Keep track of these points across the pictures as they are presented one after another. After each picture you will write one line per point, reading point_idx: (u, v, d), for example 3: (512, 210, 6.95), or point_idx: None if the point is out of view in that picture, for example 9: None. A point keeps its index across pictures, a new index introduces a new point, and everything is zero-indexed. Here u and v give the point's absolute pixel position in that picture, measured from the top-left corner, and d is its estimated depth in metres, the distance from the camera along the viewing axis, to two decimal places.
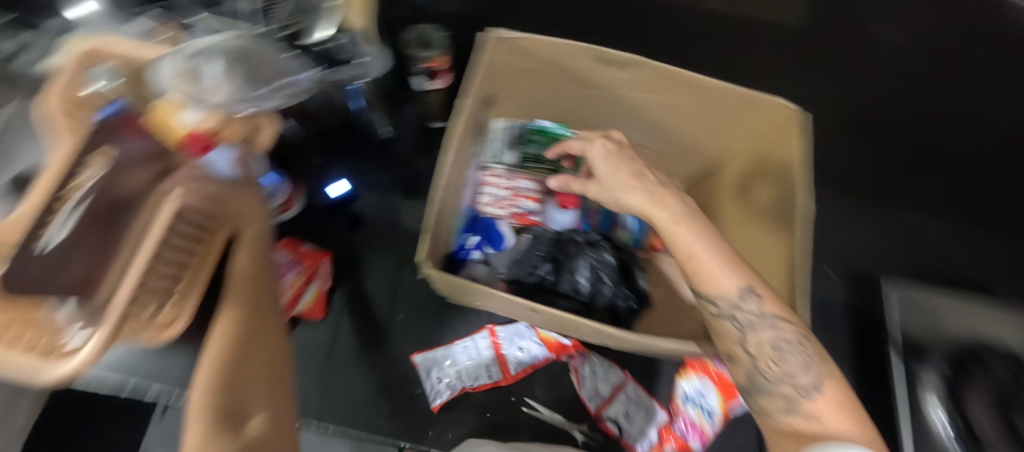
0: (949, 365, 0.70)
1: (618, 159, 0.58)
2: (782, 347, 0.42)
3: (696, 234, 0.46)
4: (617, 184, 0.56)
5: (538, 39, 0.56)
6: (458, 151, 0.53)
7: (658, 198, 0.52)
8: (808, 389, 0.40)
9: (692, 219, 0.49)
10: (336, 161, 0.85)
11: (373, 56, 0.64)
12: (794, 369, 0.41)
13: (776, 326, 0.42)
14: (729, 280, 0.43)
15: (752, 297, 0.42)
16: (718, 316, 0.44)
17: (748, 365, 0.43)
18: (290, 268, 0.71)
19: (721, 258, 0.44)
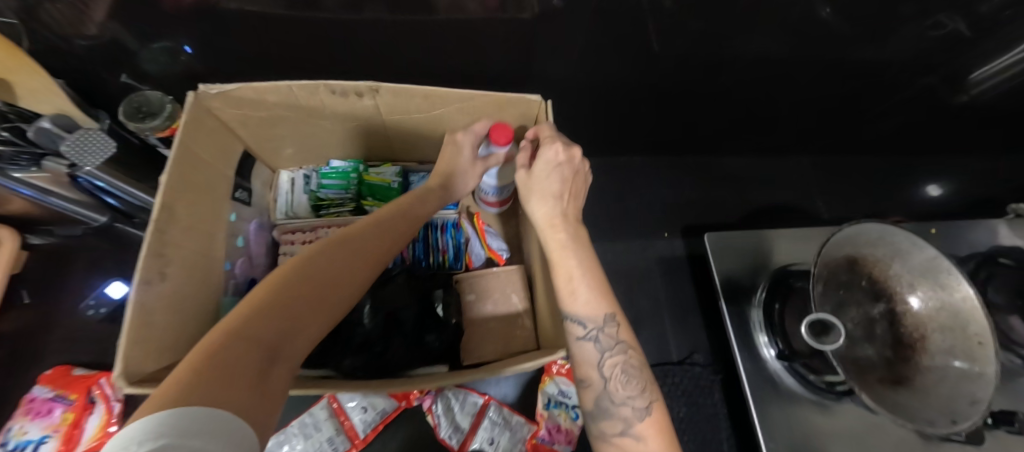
0: (767, 295, 0.73)
1: (561, 173, 0.50)
2: (629, 372, 0.41)
3: (578, 261, 0.46)
4: (541, 190, 0.50)
5: (253, 86, 0.51)
6: (177, 228, 0.47)
7: (555, 222, 0.49)
8: (643, 411, 0.39)
9: (582, 246, 0.47)
10: (124, 256, 0.75)
11: (78, 140, 0.56)
12: (631, 391, 0.40)
13: (625, 353, 0.42)
14: (594, 305, 0.43)
15: (613, 324, 0.43)
16: (582, 339, 0.43)
17: (599, 387, 0.41)
18: (56, 404, 0.59)
19: (591, 287, 0.44)
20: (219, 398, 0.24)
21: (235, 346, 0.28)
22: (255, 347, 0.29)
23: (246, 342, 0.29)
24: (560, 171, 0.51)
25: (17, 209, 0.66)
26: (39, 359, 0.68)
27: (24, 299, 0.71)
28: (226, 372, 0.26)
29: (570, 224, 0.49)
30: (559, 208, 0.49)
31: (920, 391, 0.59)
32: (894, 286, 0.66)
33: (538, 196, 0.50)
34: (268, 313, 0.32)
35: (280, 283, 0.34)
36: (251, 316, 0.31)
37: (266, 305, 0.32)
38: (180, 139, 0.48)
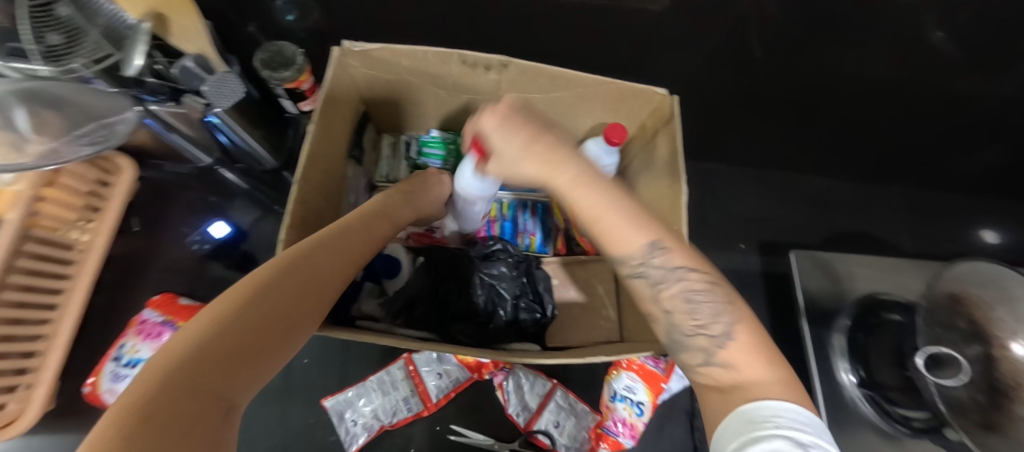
0: (852, 324, 0.74)
1: (517, 124, 0.42)
2: (698, 298, 0.33)
3: (601, 196, 0.36)
4: (528, 155, 0.40)
5: (393, 48, 0.52)
6: (315, 179, 0.49)
7: (554, 162, 0.39)
8: (725, 337, 0.31)
9: (595, 177, 0.37)
10: (223, 199, 0.79)
11: (218, 82, 0.58)
12: (704, 317, 0.32)
13: (685, 277, 0.33)
14: (629, 235, 0.35)
15: (660, 250, 0.34)
16: (630, 278, 0.36)
17: (665, 323, 0.35)
18: (165, 328, 0.63)
19: (618, 216, 0.35)
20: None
21: (176, 391, 0.21)
22: (208, 387, 0.22)
23: (194, 385, 0.22)
24: (507, 119, 0.42)
25: (139, 140, 0.69)
26: (141, 285, 0.72)
27: (132, 228, 0.75)
28: (168, 430, 0.18)
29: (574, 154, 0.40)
30: (541, 152, 0.40)
31: (1012, 440, 0.56)
32: (997, 330, 0.61)
33: (547, 163, 0.39)
34: (220, 344, 0.24)
35: (237, 315, 0.27)
36: (191, 355, 0.23)
37: (221, 340, 0.25)
38: (322, 92, 0.49)
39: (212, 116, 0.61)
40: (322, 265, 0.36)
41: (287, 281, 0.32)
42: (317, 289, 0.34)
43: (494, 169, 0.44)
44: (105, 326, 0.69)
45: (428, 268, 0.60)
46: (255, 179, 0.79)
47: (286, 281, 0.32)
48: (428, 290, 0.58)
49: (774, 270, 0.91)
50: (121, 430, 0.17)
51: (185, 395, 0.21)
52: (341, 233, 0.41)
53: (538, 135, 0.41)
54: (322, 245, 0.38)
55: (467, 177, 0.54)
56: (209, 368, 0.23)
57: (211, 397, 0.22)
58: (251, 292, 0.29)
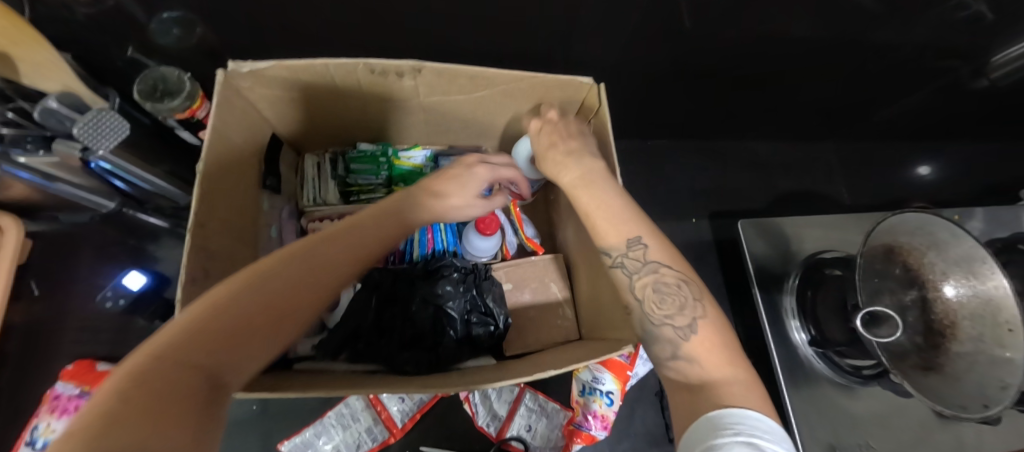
0: (800, 282, 0.76)
1: (547, 132, 0.51)
2: (663, 289, 0.38)
3: (603, 194, 0.42)
4: (539, 151, 0.50)
5: (288, 64, 0.46)
6: (214, 218, 0.43)
7: (560, 159, 0.47)
8: (688, 329, 0.35)
9: (600, 177, 0.44)
10: (139, 244, 0.72)
11: (91, 121, 0.50)
12: (670, 310, 0.37)
13: (657, 272, 0.38)
14: (620, 229, 0.40)
15: (639, 246, 0.39)
16: (612, 267, 0.40)
17: (638, 311, 0.39)
18: (82, 401, 0.57)
19: (616, 210, 0.41)
20: (159, 445, 0.19)
21: (203, 336, 0.26)
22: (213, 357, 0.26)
23: (215, 333, 0.26)
24: (541, 133, 0.51)
25: (20, 194, 0.61)
26: (53, 355, 0.65)
27: (32, 291, 0.68)
28: (173, 396, 0.22)
29: (585, 158, 0.47)
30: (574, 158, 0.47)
31: (950, 376, 0.58)
32: (929, 273, 0.63)
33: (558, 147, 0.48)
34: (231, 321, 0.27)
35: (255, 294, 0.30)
36: (206, 325, 0.26)
37: (243, 297, 0.29)
38: (208, 122, 0.44)
39: (93, 160, 0.53)
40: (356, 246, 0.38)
41: (309, 259, 0.34)
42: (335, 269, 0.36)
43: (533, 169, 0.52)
44: (17, 406, 0.62)
45: (366, 294, 0.55)
46: (173, 219, 0.72)
47: (304, 261, 0.34)
48: (370, 319, 0.54)
49: (726, 239, 0.93)
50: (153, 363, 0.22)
51: (191, 364, 0.24)
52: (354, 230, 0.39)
53: (559, 142, 0.49)
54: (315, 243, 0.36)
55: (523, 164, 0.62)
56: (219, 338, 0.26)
57: (211, 366, 0.25)
58: (271, 267, 0.32)
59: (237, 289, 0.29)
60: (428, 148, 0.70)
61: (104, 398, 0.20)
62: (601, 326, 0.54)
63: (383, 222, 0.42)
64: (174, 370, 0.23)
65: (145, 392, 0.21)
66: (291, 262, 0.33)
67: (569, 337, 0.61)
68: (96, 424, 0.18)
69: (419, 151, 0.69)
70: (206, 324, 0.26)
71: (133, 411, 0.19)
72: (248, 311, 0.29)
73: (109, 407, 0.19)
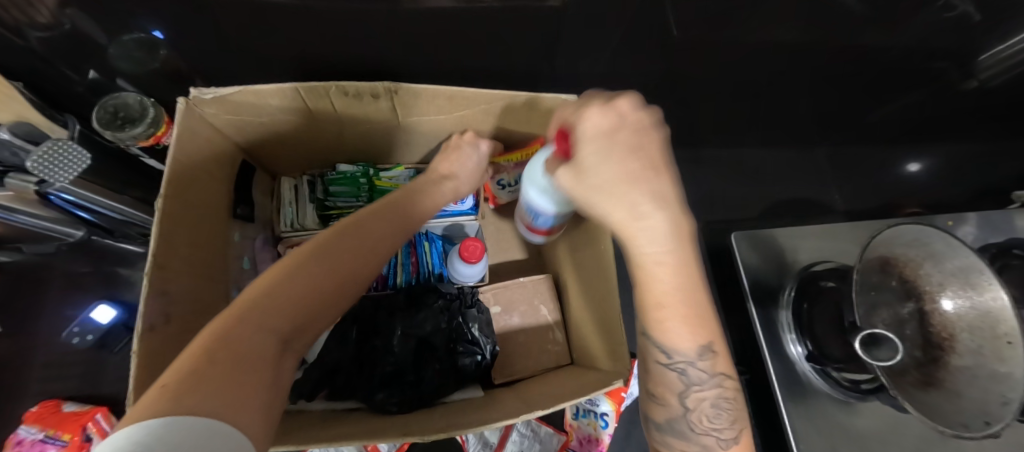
0: (796, 295, 0.74)
1: (622, 143, 0.32)
2: (722, 407, 0.33)
3: (683, 279, 0.32)
4: (611, 188, 0.32)
5: (252, 89, 0.44)
6: (175, 259, 0.41)
7: (643, 212, 0.31)
8: (732, 442, 0.33)
9: (685, 264, 0.32)
10: (108, 275, 0.68)
11: (46, 153, 0.47)
12: (719, 422, 0.33)
13: (721, 385, 0.34)
14: (692, 335, 0.33)
15: (709, 356, 0.33)
16: (667, 367, 0.34)
17: (677, 413, 0.34)
18: (46, 446, 0.54)
19: (689, 316, 0.32)
20: (223, 404, 0.21)
21: (240, 332, 0.27)
22: (268, 336, 0.28)
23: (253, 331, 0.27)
24: (610, 145, 0.32)
25: None
26: (19, 395, 0.62)
27: None
28: (235, 367, 0.24)
29: (662, 201, 0.32)
30: (667, 219, 0.31)
31: (950, 392, 0.57)
32: (926, 284, 0.61)
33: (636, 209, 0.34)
34: (275, 305, 0.30)
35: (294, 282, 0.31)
36: (253, 311, 0.28)
37: (272, 292, 0.30)
38: (168, 154, 0.41)
39: (52, 193, 0.50)
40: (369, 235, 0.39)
41: (337, 247, 0.36)
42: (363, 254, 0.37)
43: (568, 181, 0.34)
44: None
45: (345, 327, 0.53)
46: (145, 246, 0.69)
47: (335, 249, 0.36)
48: (350, 352, 0.52)
49: (719, 250, 0.91)
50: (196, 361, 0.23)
51: (252, 340, 0.27)
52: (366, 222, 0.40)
53: (632, 164, 0.32)
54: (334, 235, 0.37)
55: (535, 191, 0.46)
56: (268, 319, 0.28)
57: (269, 342, 0.28)
58: (305, 256, 0.34)
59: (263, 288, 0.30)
60: (411, 167, 0.67)
61: (173, 372, 0.23)
62: (595, 354, 0.52)
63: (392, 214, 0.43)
64: (215, 361, 0.24)
65: (190, 382, 0.21)
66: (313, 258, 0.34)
67: (560, 362, 0.58)
68: (164, 391, 0.21)
69: (402, 170, 0.66)
70: (241, 320, 0.27)
71: (197, 380, 0.22)
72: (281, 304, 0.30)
73: (179, 378, 0.22)
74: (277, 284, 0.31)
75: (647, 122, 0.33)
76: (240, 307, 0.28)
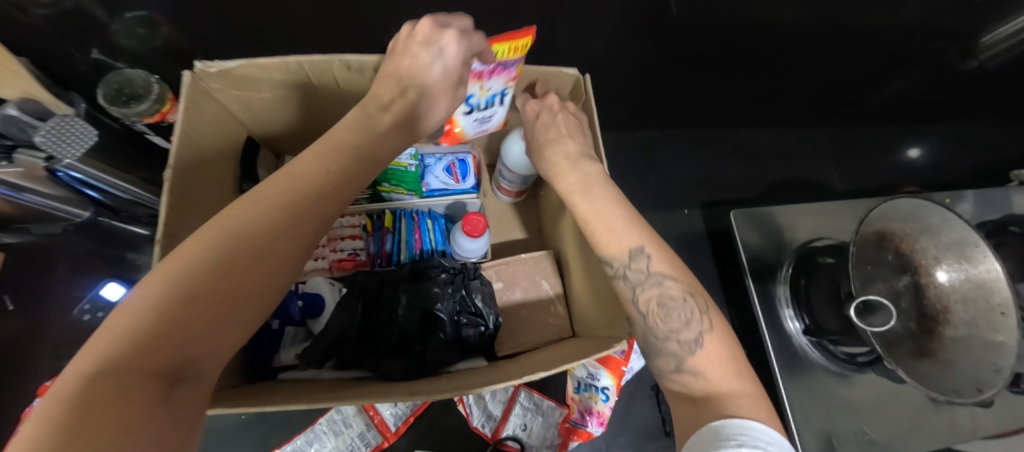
0: (794, 271, 0.75)
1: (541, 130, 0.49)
2: (671, 306, 0.38)
3: (605, 195, 0.43)
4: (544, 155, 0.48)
5: (257, 62, 0.44)
6: (184, 228, 0.42)
7: (569, 162, 0.47)
8: (694, 343, 0.36)
9: (605, 184, 0.45)
10: (117, 255, 0.70)
11: (54, 128, 0.48)
12: (676, 323, 0.37)
13: (664, 284, 0.38)
14: (625, 239, 0.40)
15: (643, 258, 0.39)
16: (615, 278, 0.40)
17: (641, 323, 0.39)
18: None
19: (624, 220, 0.41)
20: None
21: (114, 379, 0.20)
22: (142, 380, 0.21)
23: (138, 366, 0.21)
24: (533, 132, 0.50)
25: None
26: (33, 370, 0.63)
27: (7, 307, 0.65)
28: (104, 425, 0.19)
29: (587, 161, 0.46)
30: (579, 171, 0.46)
31: (943, 362, 0.58)
32: (922, 258, 0.62)
33: (563, 158, 0.47)
34: (151, 342, 0.22)
35: (169, 309, 0.24)
36: (117, 357, 0.21)
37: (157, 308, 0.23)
38: (175, 126, 0.42)
39: (62, 170, 0.51)
40: (288, 208, 0.31)
41: (249, 232, 0.28)
42: (266, 243, 0.29)
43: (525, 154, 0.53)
44: None
45: (350, 301, 0.54)
46: (152, 227, 0.71)
47: (247, 235, 0.28)
48: (354, 326, 0.53)
49: (719, 229, 0.92)
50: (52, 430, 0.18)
51: (123, 386, 0.20)
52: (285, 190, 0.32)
53: (564, 136, 0.48)
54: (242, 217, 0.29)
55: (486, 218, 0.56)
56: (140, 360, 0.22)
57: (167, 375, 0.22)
58: (201, 255, 0.26)
59: (144, 303, 0.23)
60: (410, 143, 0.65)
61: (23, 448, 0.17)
62: (596, 324, 0.53)
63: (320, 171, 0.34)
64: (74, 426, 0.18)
65: None
66: (216, 250, 0.27)
67: (562, 334, 0.60)
68: None
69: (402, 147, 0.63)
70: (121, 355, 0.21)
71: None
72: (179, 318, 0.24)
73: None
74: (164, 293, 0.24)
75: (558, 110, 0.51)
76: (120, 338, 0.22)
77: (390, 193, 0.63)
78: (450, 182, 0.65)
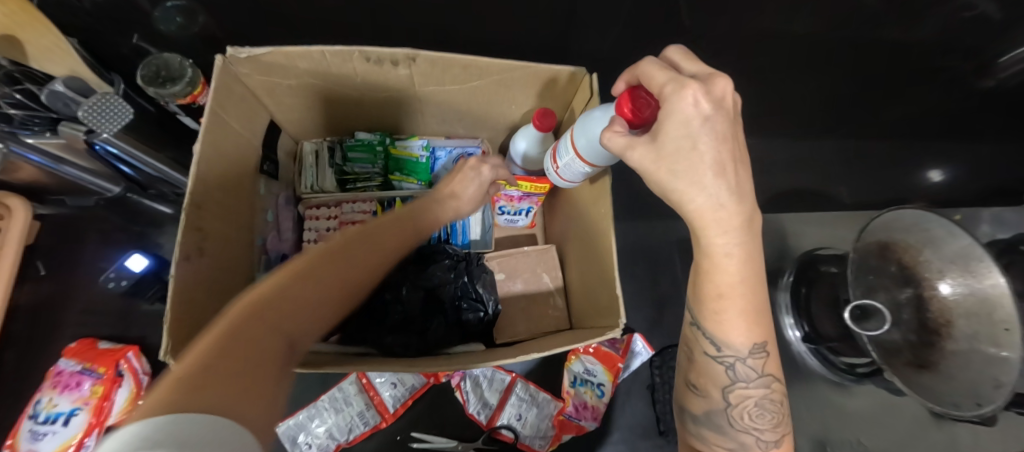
0: (795, 279, 0.75)
1: (720, 132, 0.31)
2: (765, 407, 0.37)
3: (743, 273, 0.34)
4: (688, 169, 0.32)
5: (285, 51, 0.47)
6: (209, 201, 0.45)
7: (725, 213, 0.33)
8: (771, 443, 0.37)
9: (753, 251, 0.35)
10: (140, 230, 0.73)
11: (95, 104, 0.51)
12: (763, 426, 0.37)
13: (768, 386, 0.37)
14: (743, 334, 0.36)
15: (761, 355, 0.37)
16: (714, 359, 0.37)
17: (719, 407, 0.37)
18: (83, 377, 0.59)
19: (745, 311, 0.36)
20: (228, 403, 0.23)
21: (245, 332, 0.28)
22: (257, 343, 0.28)
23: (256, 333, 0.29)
24: (711, 128, 0.31)
25: (28, 177, 0.63)
26: (57, 333, 0.67)
27: (38, 272, 0.69)
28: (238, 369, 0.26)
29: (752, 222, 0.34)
30: (741, 212, 0.33)
31: (944, 375, 0.57)
32: (925, 271, 0.62)
33: (721, 222, 0.33)
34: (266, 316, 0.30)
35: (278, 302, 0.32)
36: (238, 328, 0.28)
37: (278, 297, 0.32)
38: (205, 107, 0.45)
39: (100, 144, 0.54)
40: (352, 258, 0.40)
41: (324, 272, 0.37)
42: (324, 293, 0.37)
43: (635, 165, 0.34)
44: (20, 385, 0.64)
45: None
46: (174, 206, 0.74)
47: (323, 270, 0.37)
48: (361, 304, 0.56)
49: None
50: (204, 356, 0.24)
51: (247, 338, 0.28)
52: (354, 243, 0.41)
53: (727, 171, 0.32)
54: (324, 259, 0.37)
55: (586, 137, 0.41)
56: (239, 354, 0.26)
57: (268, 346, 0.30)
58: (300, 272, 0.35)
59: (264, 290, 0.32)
60: (423, 138, 0.69)
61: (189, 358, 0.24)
62: (590, 313, 0.55)
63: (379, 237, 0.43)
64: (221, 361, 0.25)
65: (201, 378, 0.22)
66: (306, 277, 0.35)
67: (559, 326, 0.61)
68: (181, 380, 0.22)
69: (416, 140, 0.68)
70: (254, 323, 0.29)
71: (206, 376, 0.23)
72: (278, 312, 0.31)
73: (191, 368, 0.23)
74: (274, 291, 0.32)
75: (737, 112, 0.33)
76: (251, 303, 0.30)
77: (402, 182, 0.67)
78: None
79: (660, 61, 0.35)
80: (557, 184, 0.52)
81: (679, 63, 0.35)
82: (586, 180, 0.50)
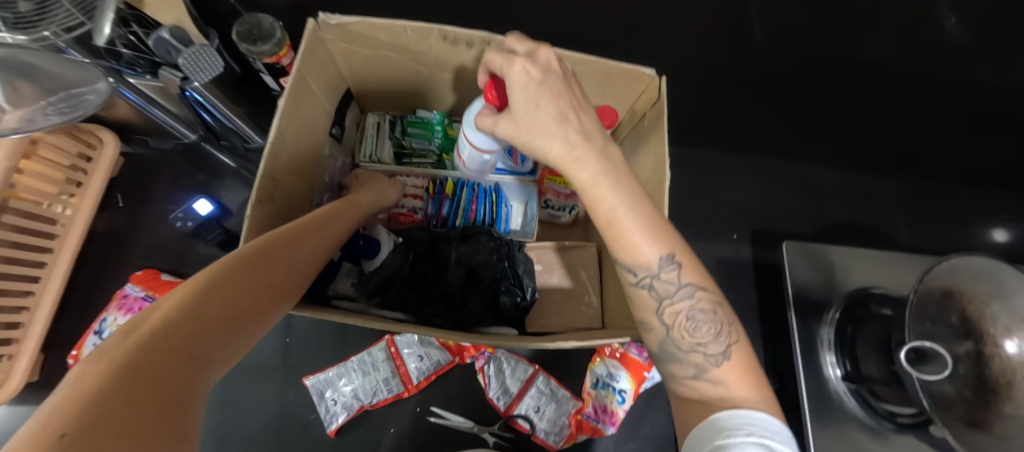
0: (841, 317, 0.72)
1: (550, 88, 0.37)
2: (698, 317, 0.37)
3: (621, 196, 0.36)
4: (540, 127, 0.37)
5: (372, 22, 0.50)
6: (285, 154, 0.48)
7: (577, 153, 0.37)
8: (721, 356, 0.36)
9: (621, 177, 0.37)
10: (208, 178, 0.79)
11: (194, 54, 0.55)
12: (706, 337, 0.37)
13: (693, 296, 0.37)
14: (649, 249, 0.37)
15: (673, 267, 0.37)
16: (636, 286, 0.38)
17: (662, 333, 0.38)
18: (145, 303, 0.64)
19: (643, 227, 0.37)
20: (160, 418, 0.19)
21: (179, 329, 0.23)
22: (195, 340, 0.24)
23: (193, 329, 0.24)
24: (548, 86, 0.37)
25: (121, 115, 0.68)
26: (124, 261, 0.73)
27: (117, 203, 0.75)
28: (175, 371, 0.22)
29: (604, 152, 0.38)
30: (594, 150, 0.37)
31: (999, 437, 0.51)
32: (989, 326, 0.54)
33: (573, 157, 0.37)
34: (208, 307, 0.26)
35: (217, 292, 0.27)
36: (172, 323, 0.23)
37: (218, 289, 0.28)
38: (293, 66, 0.48)
39: (190, 91, 0.58)
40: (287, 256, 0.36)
41: (264, 264, 0.33)
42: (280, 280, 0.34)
43: (507, 129, 0.40)
44: (87, 302, 0.70)
45: (404, 248, 0.59)
46: (241, 160, 0.79)
47: (261, 261, 0.33)
48: (404, 273, 0.58)
49: (765, 261, 0.89)
50: (138, 356, 0.20)
51: (182, 333, 0.23)
52: (280, 241, 0.37)
53: (570, 115, 0.38)
54: (260, 250, 0.34)
55: (472, 127, 0.50)
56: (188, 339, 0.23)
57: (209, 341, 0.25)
58: (234, 263, 0.31)
59: (195, 284, 0.27)
60: None
61: (112, 355, 0.20)
62: (624, 315, 0.54)
63: (301, 237, 0.40)
64: (155, 364, 0.21)
65: (130, 391, 0.19)
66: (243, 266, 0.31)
67: (592, 325, 0.60)
68: (104, 391, 0.18)
69: None
70: (195, 318, 0.25)
71: (131, 384, 0.19)
72: (218, 302, 0.27)
73: (112, 374, 0.19)
74: (207, 284, 0.27)
75: (565, 69, 0.40)
76: (186, 298, 0.25)
77: (455, 162, 0.66)
78: (510, 166, 0.62)
79: (510, 36, 0.42)
80: (463, 168, 0.60)
81: (515, 42, 0.41)
82: (488, 167, 0.58)
